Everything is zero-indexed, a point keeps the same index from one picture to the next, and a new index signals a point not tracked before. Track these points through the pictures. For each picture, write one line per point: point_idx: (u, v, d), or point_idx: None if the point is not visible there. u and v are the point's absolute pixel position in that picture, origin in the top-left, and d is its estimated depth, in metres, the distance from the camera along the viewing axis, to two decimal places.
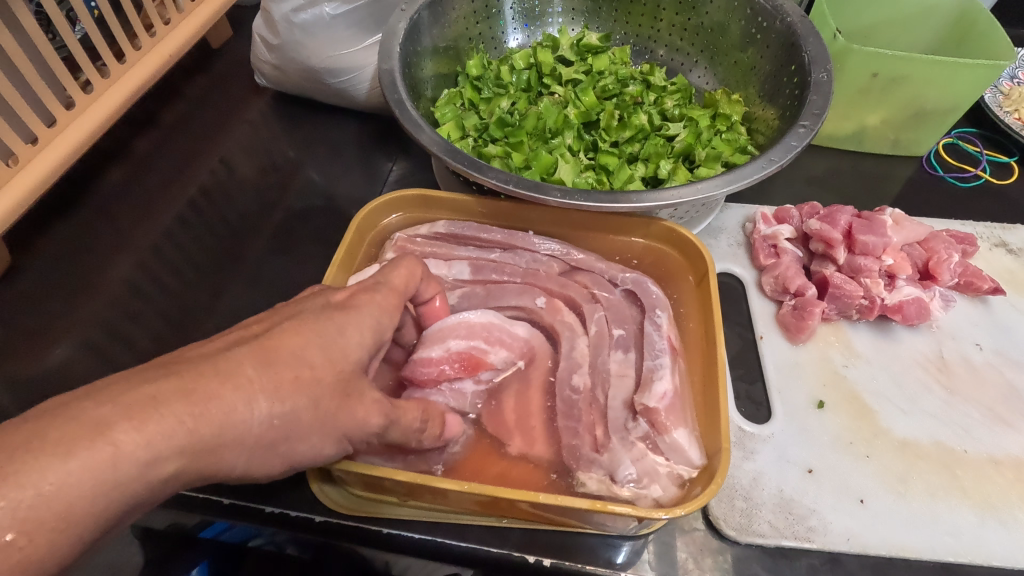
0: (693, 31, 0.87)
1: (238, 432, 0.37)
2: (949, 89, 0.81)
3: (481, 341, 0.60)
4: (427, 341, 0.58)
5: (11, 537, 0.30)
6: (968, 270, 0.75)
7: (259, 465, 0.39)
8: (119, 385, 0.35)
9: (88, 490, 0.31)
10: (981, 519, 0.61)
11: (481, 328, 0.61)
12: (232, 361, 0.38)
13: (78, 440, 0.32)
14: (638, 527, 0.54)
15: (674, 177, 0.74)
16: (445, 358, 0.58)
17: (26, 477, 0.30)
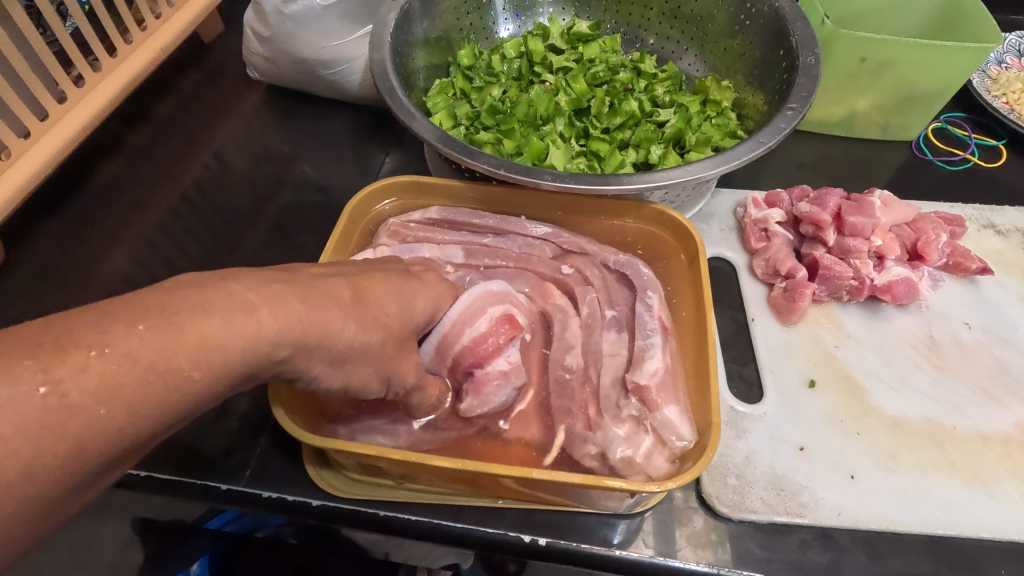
0: (682, 19, 0.88)
1: (335, 340, 0.40)
2: (937, 73, 0.82)
3: (511, 305, 0.60)
4: (471, 316, 0.55)
5: (189, 370, 0.33)
6: (955, 250, 0.76)
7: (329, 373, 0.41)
8: (254, 275, 0.38)
9: (229, 360, 0.34)
10: (969, 493, 0.61)
11: (506, 293, 0.60)
12: (331, 285, 0.41)
13: (235, 311, 0.35)
14: (632, 505, 0.54)
15: (665, 162, 0.74)
16: (492, 327, 0.56)
17: (190, 328, 0.33)
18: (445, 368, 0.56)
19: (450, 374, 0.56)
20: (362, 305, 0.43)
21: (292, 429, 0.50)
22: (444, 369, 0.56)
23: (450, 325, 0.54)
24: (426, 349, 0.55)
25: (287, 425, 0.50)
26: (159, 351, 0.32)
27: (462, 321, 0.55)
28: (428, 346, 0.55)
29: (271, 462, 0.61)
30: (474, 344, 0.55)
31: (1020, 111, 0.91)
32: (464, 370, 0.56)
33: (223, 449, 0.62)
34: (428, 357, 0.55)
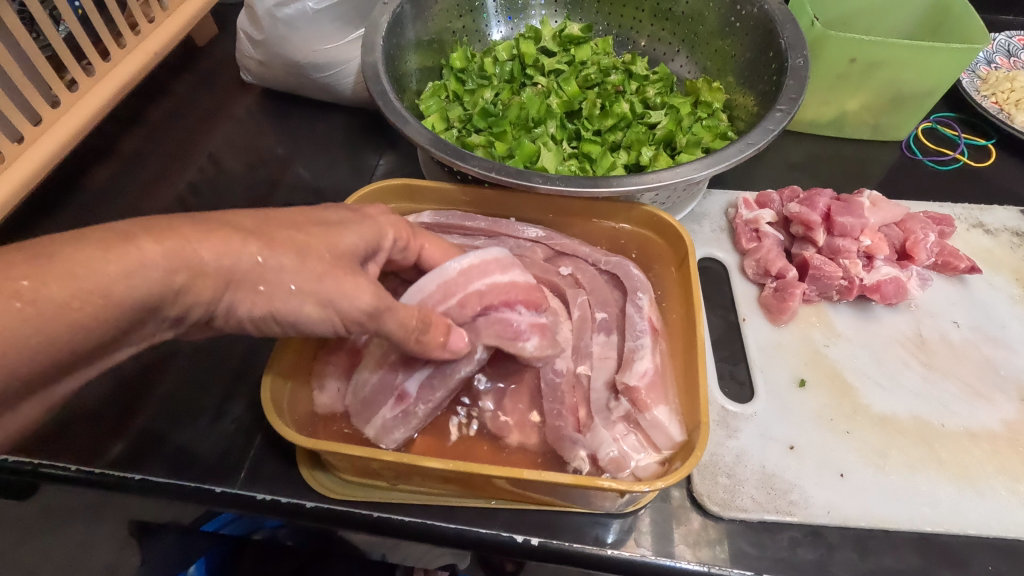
0: (674, 21, 0.89)
1: (235, 262, 0.42)
2: (925, 73, 0.82)
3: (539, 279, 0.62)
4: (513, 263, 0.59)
5: (66, 299, 0.36)
6: (944, 249, 0.77)
7: (252, 304, 0.43)
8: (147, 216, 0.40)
9: (114, 292, 0.38)
10: (957, 489, 0.62)
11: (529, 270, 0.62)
12: (235, 217, 0.43)
13: (114, 248, 0.38)
14: (623, 504, 0.55)
15: (656, 164, 0.75)
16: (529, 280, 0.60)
17: (70, 268, 0.36)
18: (460, 295, 0.55)
19: (468, 304, 0.55)
20: (268, 228, 0.44)
21: (270, 407, 0.52)
22: (455, 297, 0.55)
23: (484, 258, 0.57)
24: (449, 269, 0.55)
25: (278, 427, 0.50)
26: (30, 281, 0.35)
27: (503, 264, 0.58)
28: (456, 265, 0.56)
29: (266, 465, 0.62)
30: (507, 284, 0.58)
31: (1008, 111, 0.92)
32: (490, 301, 0.56)
33: (218, 451, 0.63)
34: (443, 279, 0.55)
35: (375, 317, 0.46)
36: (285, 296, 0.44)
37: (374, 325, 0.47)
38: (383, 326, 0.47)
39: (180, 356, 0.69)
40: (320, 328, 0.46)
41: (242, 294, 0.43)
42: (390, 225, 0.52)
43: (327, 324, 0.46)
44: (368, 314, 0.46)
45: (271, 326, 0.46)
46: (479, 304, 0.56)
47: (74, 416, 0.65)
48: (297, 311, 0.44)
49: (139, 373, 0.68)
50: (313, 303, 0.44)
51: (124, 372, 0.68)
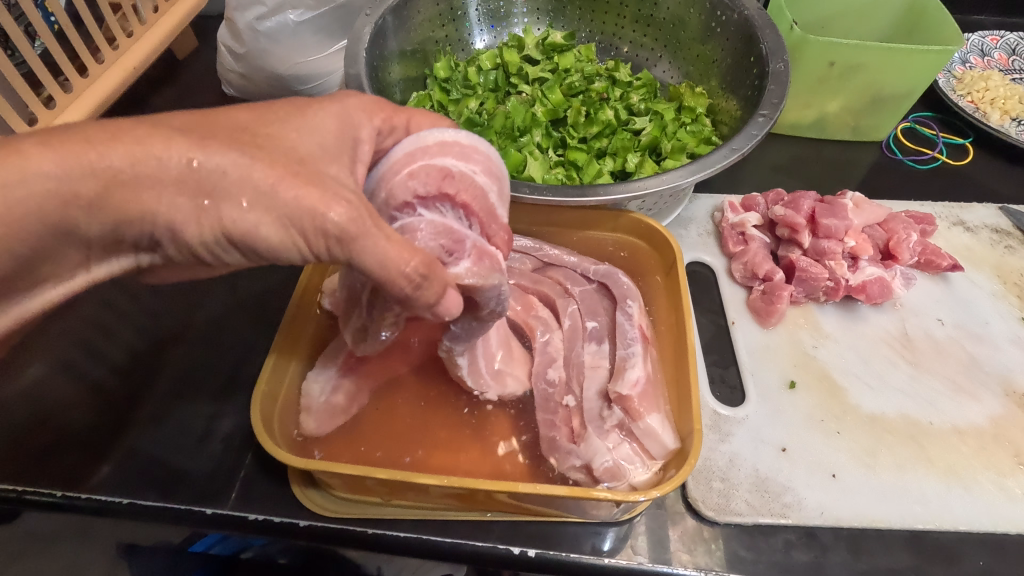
0: (655, 27, 0.89)
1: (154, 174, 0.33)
2: (902, 75, 0.84)
3: (498, 196, 0.48)
4: (490, 172, 0.48)
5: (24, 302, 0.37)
6: (927, 248, 0.78)
7: (196, 224, 0.35)
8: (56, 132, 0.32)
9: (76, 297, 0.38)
10: (947, 487, 0.63)
11: (503, 180, 0.49)
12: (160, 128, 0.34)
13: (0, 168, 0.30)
14: (620, 512, 0.55)
15: (641, 170, 0.75)
16: (485, 193, 0.47)
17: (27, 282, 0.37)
18: (415, 166, 0.46)
19: (421, 180, 0.45)
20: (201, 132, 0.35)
21: (262, 380, 0.56)
22: (412, 164, 0.46)
23: (467, 143, 0.48)
24: (426, 137, 0.47)
25: (269, 448, 0.50)
26: None
27: (473, 157, 0.47)
28: (435, 136, 0.47)
29: (257, 483, 0.61)
30: (476, 185, 0.47)
31: (984, 110, 0.95)
32: (445, 194, 0.46)
33: (207, 472, 0.62)
34: (414, 145, 0.46)
35: (346, 243, 0.36)
36: (249, 233, 0.35)
37: (344, 254, 0.37)
38: (356, 255, 0.37)
39: (167, 376, 0.68)
40: (288, 255, 0.37)
41: (179, 203, 0.34)
42: (361, 109, 0.44)
43: (294, 250, 0.37)
44: (338, 238, 0.36)
45: (229, 253, 0.37)
46: (435, 298, 0.40)
47: (60, 440, 0.64)
48: (256, 236, 0.35)
49: (125, 393, 0.67)
50: (268, 216, 0.35)
51: (109, 391, 0.67)
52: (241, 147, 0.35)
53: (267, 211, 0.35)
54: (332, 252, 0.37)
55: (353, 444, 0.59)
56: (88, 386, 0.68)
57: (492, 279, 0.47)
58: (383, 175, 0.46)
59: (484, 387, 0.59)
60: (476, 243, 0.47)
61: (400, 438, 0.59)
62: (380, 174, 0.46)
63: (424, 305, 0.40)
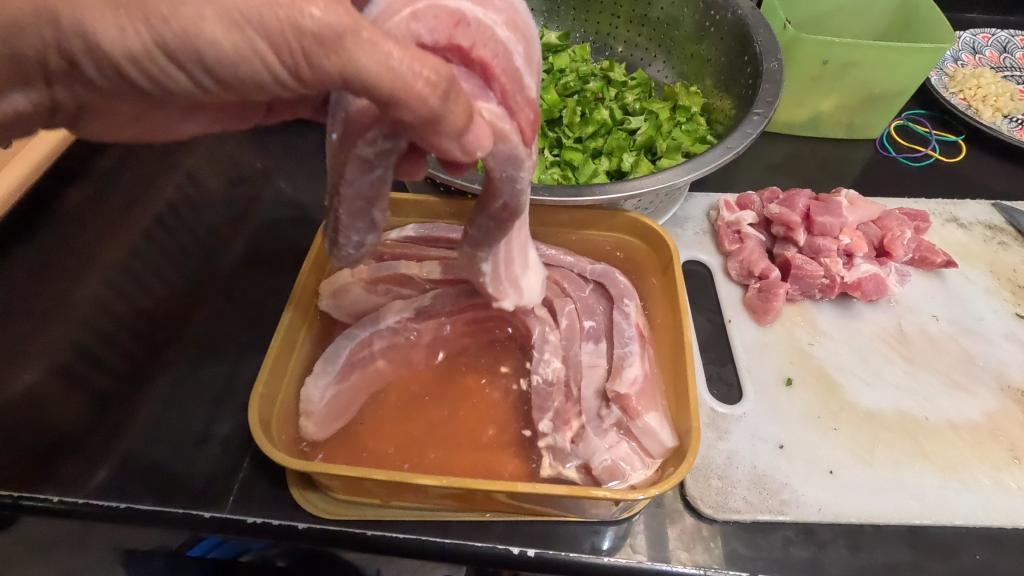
0: (650, 26, 0.90)
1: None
2: (894, 73, 0.84)
3: (522, 55, 0.43)
4: (511, 25, 0.42)
5: None
6: (921, 245, 0.79)
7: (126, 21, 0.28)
8: None
9: None
10: (944, 482, 0.63)
11: (527, 38, 0.44)
12: None
13: None
14: (618, 511, 0.55)
15: (637, 170, 0.75)
16: (506, 49, 0.41)
17: None
18: (419, 7, 0.38)
19: (428, 23, 0.38)
20: None
21: (259, 384, 0.55)
22: (414, 5, 0.38)
23: None
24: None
25: (267, 450, 0.49)
26: None
27: (492, 5, 0.41)
28: None
29: (256, 486, 0.61)
30: (497, 38, 0.41)
31: (976, 107, 0.95)
32: (458, 45, 0.40)
33: (206, 475, 0.61)
34: None
35: (330, 47, 0.29)
36: (194, 35, 0.28)
37: (333, 65, 0.30)
38: (351, 65, 0.30)
39: (165, 379, 0.68)
40: (251, 68, 0.30)
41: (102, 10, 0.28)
42: None
43: (258, 64, 0.30)
44: (318, 39, 0.29)
45: (172, 72, 0.30)
46: (463, 122, 0.34)
47: (58, 446, 0.63)
48: (208, 44, 0.29)
49: (123, 397, 0.67)
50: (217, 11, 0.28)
51: (108, 397, 0.67)
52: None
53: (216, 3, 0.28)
54: (311, 60, 0.30)
55: (351, 446, 0.59)
56: (85, 390, 0.67)
57: (514, 145, 0.41)
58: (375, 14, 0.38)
59: (504, 294, 0.57)
60: (496, 107, 0.41)
61: (399, 440, 0.59)
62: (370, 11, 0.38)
63: (450, 133, 0.34)
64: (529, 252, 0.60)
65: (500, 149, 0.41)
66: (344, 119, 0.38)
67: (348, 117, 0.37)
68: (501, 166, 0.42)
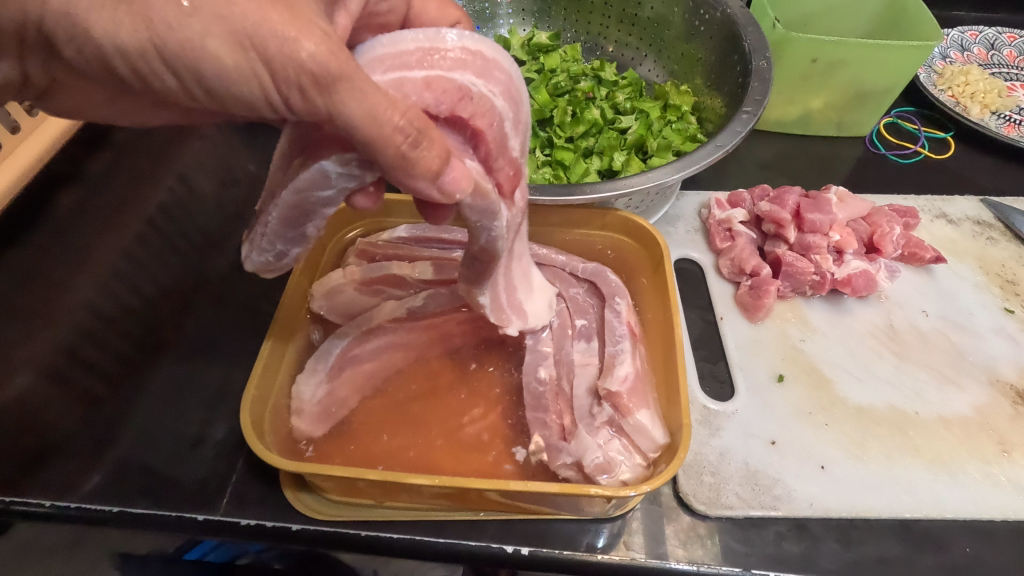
0: (640, 26, 0.90)
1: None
2: (882, 71, 0.85)
3: (514, 123, 0.44)
4: (508, 97, 0.43)
5: None
6: (910, 241, 0.80)
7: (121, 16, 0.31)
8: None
9: None
10: (933, 475, 0.64)
11: (522, 107, 0.44)
12: None
13: None
14: (612, 508, 0.55)
15: (628, 168, 0.76)
16: (498, 122, 0.43)
17: None
18: (432, 74, 0.39)
19: (436, 94, 0.40)
20: None
21: (251, 383, 0.55)
22: (428, 70, 0.39)
23: (491, 55, 0.41)
24: (446, 38, 0.40)
25: (258, 450, 0.49)
26: None
27: (492, 78, 0.42)
28: (456, 39, 0.40)
29: (250, 488, 0.61)
30: (493, 110, 0.42)
31: (964, 104, 0.96)
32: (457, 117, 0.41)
33: (200, 478, 0.61)
34: (429, 43, 0.40)
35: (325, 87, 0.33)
36: (189, 38, 0.32)
37: (323, 105, 0.34)
38: (338, 107, 0.34)
39: (159, 383, 0.68)
40: (248, 88, 0.33)
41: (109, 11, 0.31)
42: None
43: (256, 85, 0.33)
44: (315, 79, 0.32)
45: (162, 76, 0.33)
46: (437, 165, 0.37)
47: (50, 452, 0.63)
48: (207, 57, 0.32)
49: (116, 401, 0.67)
50: (221, 30, 0.31)
51: (101, 402, 0.67)
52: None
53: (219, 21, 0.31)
54: (306, 95, 0.33)
55: (343, 446, 0.59)
56: (78, 396, 0.67)
57: (493, 208, 0.44)
58: (387, 61, 0.38)
59: (508, 321, 0.59)
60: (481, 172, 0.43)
61: (391, 441, 0.59)
62: (384, 58, 0.38)
63: (424, 174, 0.37)
64: (530, 272, 0.61)
65: (478, 205, 0.43)
66: (303, 136, 0.40)
67: (308, 137, 0.40)
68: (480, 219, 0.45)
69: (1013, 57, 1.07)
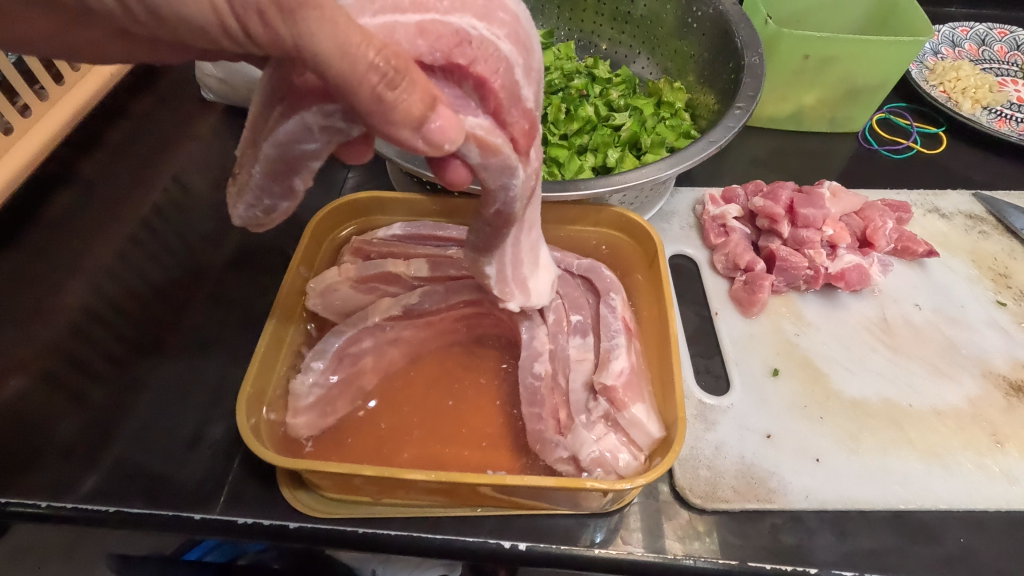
0: (633, 24, 0.90)
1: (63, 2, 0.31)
2: (873, 67, 0.86)
3: (520, 70, 0.43)
4: (509, 41, 0.42)
5: None
6: (903, 235, 0.80)
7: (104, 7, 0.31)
8: None
9: None
10: (927, 467, 0.64)
11: (526, 50, 0.44)
12: None
13: None
14: (608, 502, 0.55)
15: (622, 165, 0.76)
16: (500, 67, 0.42)
17: None
18: (426, 19, 0.39)
19: (431, 40, 0.39)
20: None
21: (247, 380, 0.55)
22: (423, 14, 0.39)
23: (486, 1, 0.41)
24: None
25: (257, 450, 0.49)
26: None
27: (489, 21, 0.41)
28: None
29: (246, 487, 0.61)
30: (494, 54, 0.41)
31: (956, 99, 0.97)
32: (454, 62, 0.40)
33: (196, 479, 0.61)
34: None
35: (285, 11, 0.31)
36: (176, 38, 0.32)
37: (288, 34, 0.32)
38: (303, 36, 0.32)
39: (154, 383, 0.68)
40: (197, 5, 0.31)
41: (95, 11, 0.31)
42: None
43: (207, 5, 0.31)
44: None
45: None
46: (420, 110, 0.34)
47: (45, 453, 0.63)
48: None
49: (112, 402, 0.67)
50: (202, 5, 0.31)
51: (97, 402, 0.67)
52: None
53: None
54: (267, 21, 0.31)
55: (340, 445, 0.59)
56: (74, 397, 0.67)
57: (508, 160, 0.43)
58: (381, 4, 0.38)
59: (509, 296, 0.59)
60: (488, 124, 0.42)
61: (388, 438, 0.59)
62: (376, 2, 0.38)
63: (405, 121, 0.34)
64: (540, 252, 0.61)
65: (492, 161, 0.42)
66: (280, 87, 0.39)
67: (286, 86, 0.39)
68: (497, 176, 0.44)
69: (1004, 53, 1.07)
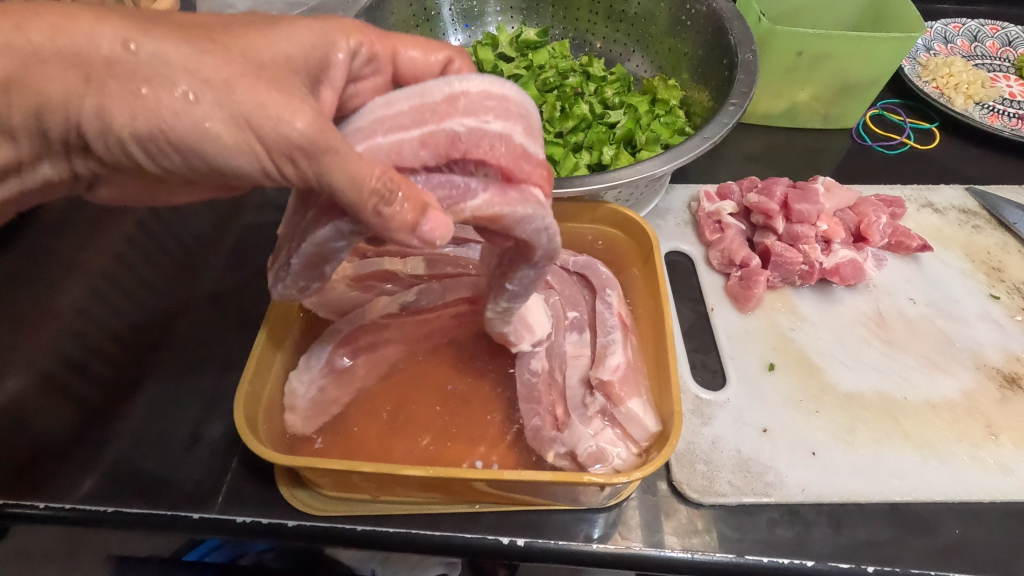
0: (627, 23, 0.91)
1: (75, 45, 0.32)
2: (866, 63, 0.86)
3: (520, 134, 0.43)
4: (505, 115, 0.42)
5: None
6: (897, 229, 0.81)
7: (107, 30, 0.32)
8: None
9: None
10: (922, 459, 0.64)
11: (522, 115, 0.44)
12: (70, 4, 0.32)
13: None
14: (606, 498, 0.56)
15: (617, 162, 0.76)
16: (500, 139, 0.42)
17: None
18: (425, 131, 0.41)
19: (431, 150, 0.42)
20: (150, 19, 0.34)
21: (245, 376, 0.56)
22: (423, 127, 0.41)
23: (478, 91, 0.42)
24: (433, 89, 0.42)
25: (254, 447, 0.49)
26: None
27: (480, 107, 0.42)
28: (442, 90, 0.42)
29: (244, 485, 0.60)
30: (492, 133, 0.42)
31: (949, 95, 0.97)
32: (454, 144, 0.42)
33: (194, 480, 0.61)
34: (418, 101, 0.42)
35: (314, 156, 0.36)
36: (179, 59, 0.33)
37: (314, 173, 0.36)
38: (326, 175, 0.36)
39: (151, 385, 0.68)
40: (245, 160, 0.36)
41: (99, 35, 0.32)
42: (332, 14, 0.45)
43: (252, 158, 0.36)
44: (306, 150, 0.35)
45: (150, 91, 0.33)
46: (411, 216, 0.37)
47: (43, 455, 0.63)
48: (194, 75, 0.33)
49: (110, 403, 0.67)
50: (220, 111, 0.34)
51: (94, 405, 0.67)
52: (184, 32, 0.34)
53: (224, 107, 0.34)
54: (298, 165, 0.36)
55: (337, 444, 0.59)
56: (72, 400, 0.67)
57: (526, 209, 0.44)
58: (387, 122, 0.41)
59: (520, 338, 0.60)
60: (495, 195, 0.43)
61: (385, 436, 0.60)
62: (382, 123, 0.41)
63: (401, 228, 0.38)
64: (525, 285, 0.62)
65: (506, 219, 0.43)
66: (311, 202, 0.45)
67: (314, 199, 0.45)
68: (521, 227, 0.45)
69: (996, 48, 1.08)
